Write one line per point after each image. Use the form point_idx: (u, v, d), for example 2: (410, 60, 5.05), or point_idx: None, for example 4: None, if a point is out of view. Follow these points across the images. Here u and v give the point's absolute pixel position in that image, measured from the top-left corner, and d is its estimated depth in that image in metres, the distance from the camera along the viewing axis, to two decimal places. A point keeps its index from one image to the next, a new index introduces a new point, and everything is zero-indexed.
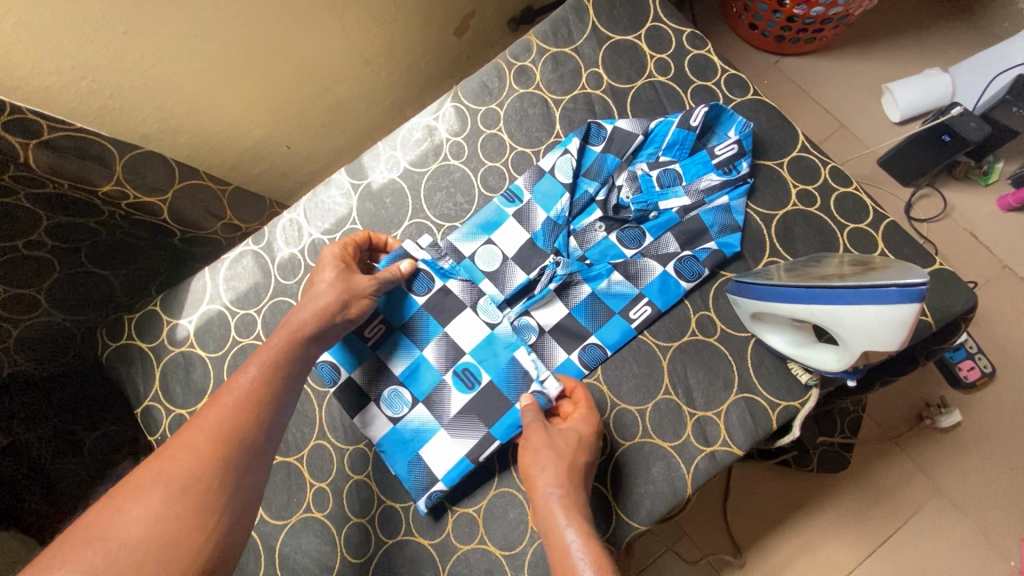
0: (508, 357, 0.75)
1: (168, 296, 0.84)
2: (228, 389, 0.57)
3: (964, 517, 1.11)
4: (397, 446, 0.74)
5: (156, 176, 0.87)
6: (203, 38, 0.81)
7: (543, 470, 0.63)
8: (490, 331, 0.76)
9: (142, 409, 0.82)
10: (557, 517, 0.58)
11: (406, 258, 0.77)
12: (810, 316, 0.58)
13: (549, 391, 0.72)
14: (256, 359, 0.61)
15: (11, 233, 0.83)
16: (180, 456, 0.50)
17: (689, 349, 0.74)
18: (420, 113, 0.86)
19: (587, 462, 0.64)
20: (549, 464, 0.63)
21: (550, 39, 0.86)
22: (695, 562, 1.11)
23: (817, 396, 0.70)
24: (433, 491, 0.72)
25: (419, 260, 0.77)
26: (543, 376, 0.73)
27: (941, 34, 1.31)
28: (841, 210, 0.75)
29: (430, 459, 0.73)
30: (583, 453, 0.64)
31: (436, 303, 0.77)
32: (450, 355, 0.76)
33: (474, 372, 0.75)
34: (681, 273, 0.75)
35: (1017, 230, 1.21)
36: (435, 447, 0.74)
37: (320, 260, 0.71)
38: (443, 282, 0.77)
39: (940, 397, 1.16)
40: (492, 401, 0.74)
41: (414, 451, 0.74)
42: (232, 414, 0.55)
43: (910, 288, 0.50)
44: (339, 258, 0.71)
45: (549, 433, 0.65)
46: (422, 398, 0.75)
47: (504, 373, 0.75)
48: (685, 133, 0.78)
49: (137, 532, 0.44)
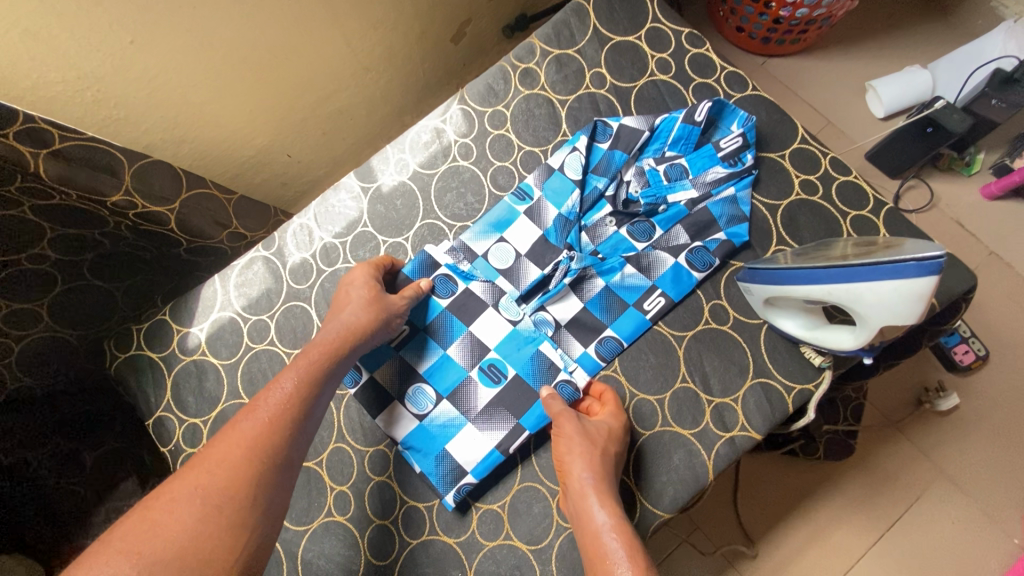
0: (533, 351, 0.76)
1: (178, 304, 0.83)
2: (263, 403, 0.60)
3: (968, 498, 1.14)
4: (425, 445, 0.75)
5: (164, 186, 0.85)
6: (206, 46, 0.82)
7: (577, 457, 0.64)
8: (514, 327, 0.77)
9: (154, 420, 0.81)
10: (591, 503, 0.61)
11: (431, 263, 0.79)
12: (827, 295, 0.59)
13: (576, 381, 0.74)
14: (290, 373, 0.63)
15: (13, 247, 0.79)
16: (218, 472, 0.53)
17: (704, 338, 0.75)
18: (427, 116, 0.87)
19: (617, 452, 0.67)
20: (582, 451, 0.65)
21: (553, 42, 0.88)
22: (709, 554, 1.12)
23: (831, 377, 0.72)
24: (462, 484, 0.72)
25: (441, 264, 0.79)
26: (571, 367, 0.75)
27: (920, 32, 1.36)
28: (842, 198, 0.78)
29: (458, 454, 0.74)
30: (613, 444, 0.67)
31: (460, 303, 0.78)
32: (475, 352, 0.77)
33: (499, 368, 0.76)
34: (692, 263, 0.76)
35: (1001, 217, 1.26)
36: (462, 442, 0.74)
37: (351, 279, 0.73)
38: (465, 284, 0.79)
39: (938, 380, 1.19)
40: (519, 396, 0.75)
41: (441, 447, 0.75)
42: (267, 428, 0.58)
43: (928, 262, 0.52)
44: (371, 278, 0.74)
45: (581, 425, 0.67)
46: (447, 394, 0.76)
47: (529, 366, 0.76)
48: (689, 128, 0.80)
49: (171, 549, 0.48)
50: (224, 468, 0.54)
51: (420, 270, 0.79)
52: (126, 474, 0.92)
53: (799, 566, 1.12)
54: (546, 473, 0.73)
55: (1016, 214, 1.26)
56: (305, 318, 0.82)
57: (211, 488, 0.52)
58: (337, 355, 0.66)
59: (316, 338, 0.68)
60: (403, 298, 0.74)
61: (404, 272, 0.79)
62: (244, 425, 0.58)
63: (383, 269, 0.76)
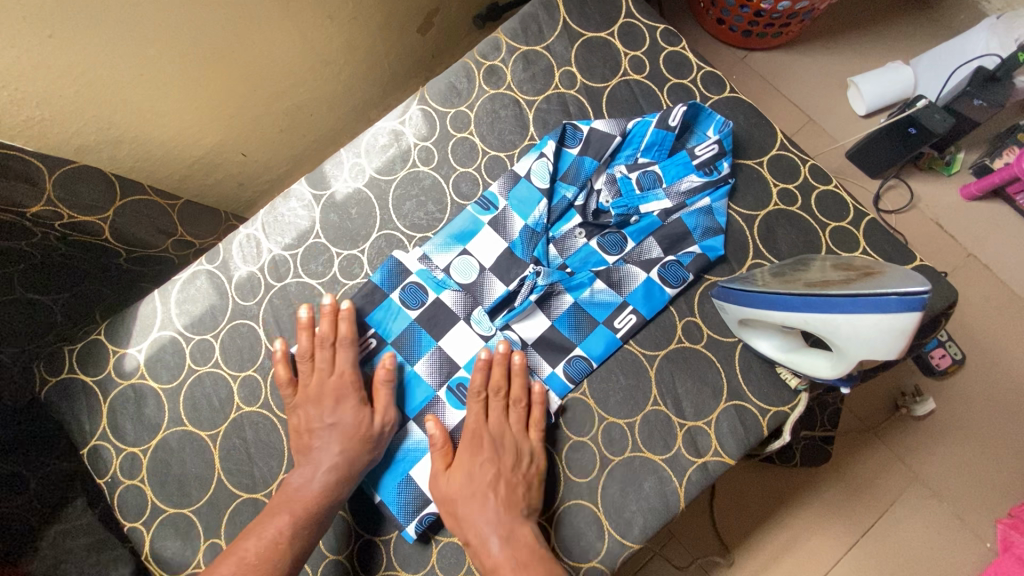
0: None
1: (115, 322, 0.77)
2: (253, 541, 0.60)
3: (941, 502, 1.14)
4: (386, 468, 0.70)
5: (93, 195, 0.78)
6: (142, 41, 0.75)
7: (467, 498, 0.64)
8: (487, 343, 0.73)
9: (89, 449, 0.74)
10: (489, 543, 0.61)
11: (400, 268, 0.74)
12: (803, 324, 0.55)
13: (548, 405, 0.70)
14: (287, 511, 0.62)
15: None
16: None
17: (676, 358, 0.71)
18: (384, 117, 0.81)
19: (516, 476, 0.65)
20: (472, 496, 0.64)
21: (520, 38, 0.82)
22: (684, 567, 1.11)
23: (807, 400, 0.69)
24: (425, 513, 0.68)
25: (412, 272, 0.74)
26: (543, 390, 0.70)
27: (902, 27, 1.32)
28: (821, 209, 0.74)
29: (422, 481, 0.70)
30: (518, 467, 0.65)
31: (430, 315, 0.73)
32: (443, 370, 0.72)
33: None
34: (665, 279, 0.72)
35: (980, 218, 1.24)
36: (427, 468, 0.70)
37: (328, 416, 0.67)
38: (436, 294, 0.74)
39: (914, 385, 1.18)
40: None
41: (404, 472, 0.70)
42: (311, 504, 0.63)
43: (911, 297, 0.48)
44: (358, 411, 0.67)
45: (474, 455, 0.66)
46: (415, 414, 0.71)
47: None
48: (663, 133, 0.75)
49: None
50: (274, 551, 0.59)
51: (389, 278, 0.74)
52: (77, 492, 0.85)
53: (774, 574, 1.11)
54: None
55: (995, 216, 1.24)
56: (253, 338, 0.76)
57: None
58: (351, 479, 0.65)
59: (297, 490, 0.63)
60: (386, 413, 0.68)
61: (371, 279, 0.74)
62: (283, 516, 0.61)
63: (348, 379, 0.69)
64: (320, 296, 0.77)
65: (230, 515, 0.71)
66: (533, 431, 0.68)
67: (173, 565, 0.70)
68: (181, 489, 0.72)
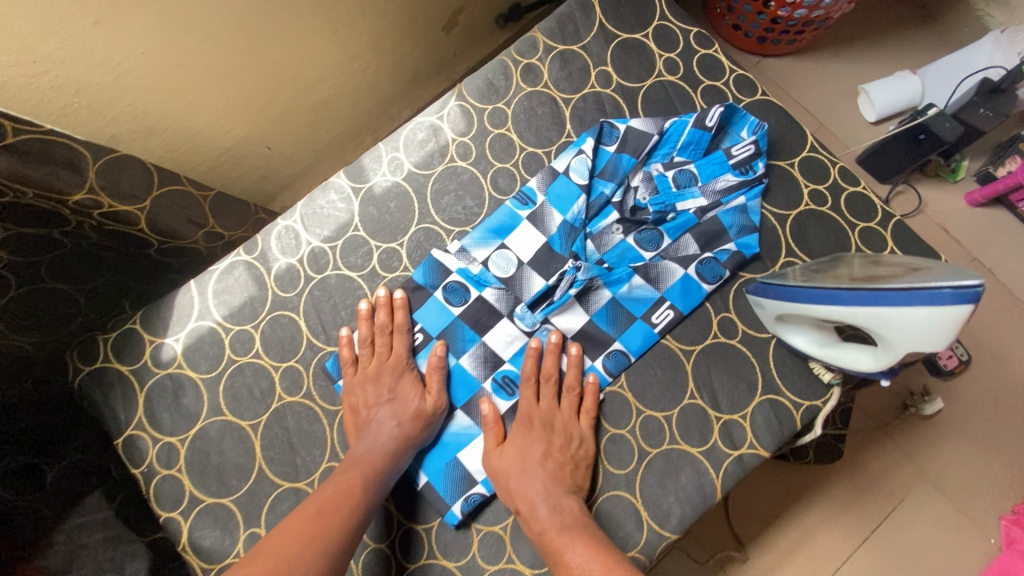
0: None
1: (150, 311, 0.77)
2: (324, 493, 0.62)
3: (948, 499, 1.17)
4: (434, 451, 0.72)
5: (133, 183, 0.78)
6: (180, 31, 0.76)
7: (518, 469, 0.66)
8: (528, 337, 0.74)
9: (124, 440, 0.74)
10: (537, 511, 0.63)
11: (441, 266, 0.75)
12: (850, 316, 0.57)
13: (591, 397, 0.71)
14: (358, 467, 0.64)
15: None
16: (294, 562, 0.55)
17: (712, 352, 0.73)
18: (422, 113, 0.82)
19: (564, 454, 0.67)
20: (522, 471, 0.66)
21: (557, 37, 0.83)
22: (703, 562, 1.12)
23: (839, 394, 0.71)
24: (472, 494, 0.70)
25: (452, 269, 0.75)
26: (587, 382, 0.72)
27: (911, 37, 1.36)
28: (851, 210, 0.77)
29: (470, 463, 0.72)
30: (568, 446, 0.68)
31: (472, 311, 0.74)
32: (487, 364, 0.74)
33: (513, 379, 0.74)
34: (702, 275, 0.74)
35: (985, 224, 1.28)
36: (475, 452, 0.72)
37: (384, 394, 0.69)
38: (478, 291, 0.75)
39: (922, 385, 1.21)
40: None
41: (453, 455, 0.72)
42: (380, 461, 0.65)
43: (965, 291, 0.50)
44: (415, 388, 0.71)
45: (528, 433, 0.69)
46: (461, 405, 0.73)
47: None
48: (699, 133, 0.78)
49: None
50: (348, 493, 0.62)
51: (430, 275, 0.75)
52: (93, 485, 0.70)
53: (789, 568, 1.13)
54: None
55: (1000, 222, 1.28)
56: (293, 329, 0.77)
57: (345, 518, 0.60)
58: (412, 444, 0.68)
59: (362, 453, 0.66)
60: (437, 392, 0.71)
61: (413, 277, 0.75)
62: (354, 468, 0.64)
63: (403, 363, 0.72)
64: (360, 288, 0.78)
65: (273, 504, 0.71)
66: (585, 418, 0.70)
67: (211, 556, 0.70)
68: (219, 479, 0.72)
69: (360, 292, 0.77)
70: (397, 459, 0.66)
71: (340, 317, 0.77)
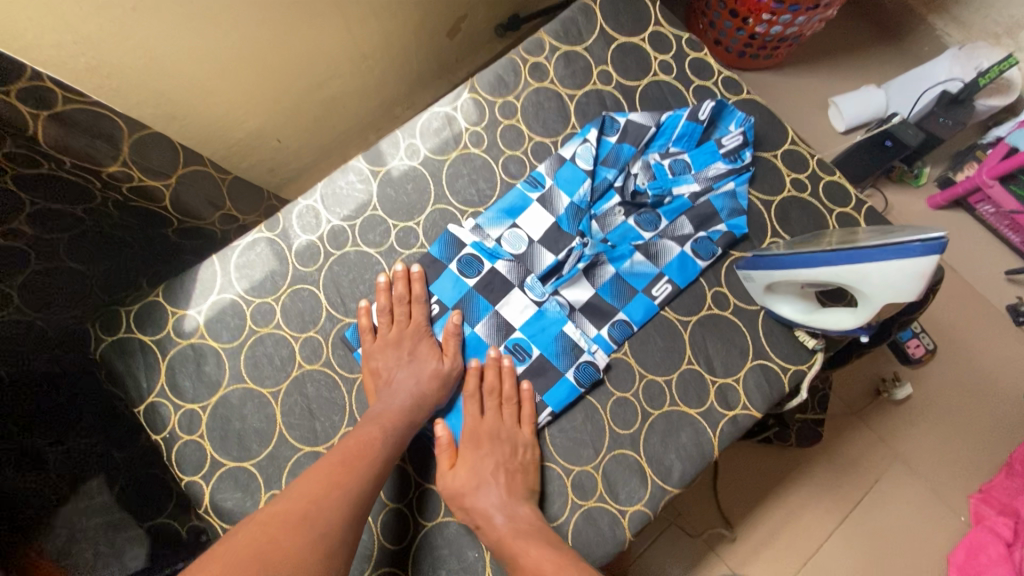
0: (556, 332, 0.78)
1: (174, 284, 0.80)
2: (344, 448, 0.65)
3: (920, 479, 1.25)
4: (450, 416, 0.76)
5: (162, 160, 0.80)
6: (211, 21, 0.80)
7: (474, 487, 0.68)
8: (539, 307, 0.79)
9: (146, 406, 0.77)
10: (495, 524, 0.66)
11: (456, 241, 0.81)
12: (833, 277, 0.64)
13: (597, 362, 0.76)
14: (375, 424, 0.68)
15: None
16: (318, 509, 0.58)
17: (707, 323, 0.79)
18: (438, 103, 0.88)
19: (512, 467, 0.70)
20: (474, 487, 0.68)
21: (561, 38, 0.91)
22: (695, 536, 1.18)
23: (822, 359, 0.78)
24: None
25: (467, 244, 0.81)
26: (593, 347, 0.77)
27: (875, 56, 1.49)
28: (828, 196, 0.85)
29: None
30: (515, 459, 0.71)
31: (486, 282, 0.80)
32: (500, 331, 0.78)
33: (524, 347, 0.78)
34: (697, 252, 0.81)
35: (946, 225, 1.39)
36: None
37: (407, 353, 0.74)
38: (491, 263, 0.80)
39: (893, 371, 1.30)
40: (540, 375, 0.77)
41: None
42: (397, 418, 0.69)
43: (932, 243, 0.58)
44: (431, 350, 0.75)
45: (473, 450, 0.71)
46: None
47: (552, 347, 0.78)
48: (693, 126, 0.85)
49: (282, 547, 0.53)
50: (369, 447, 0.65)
51: (446, 250, 0.80)
52: (95, 471, 0.72)
53: (775, 546, 1.18)
54: (560, 451, 0.74)
55: (958, 223, 1.39)
56: (313, 301, 0.80)
57: (367, 470, 0.63)
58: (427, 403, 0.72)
59: (381, 409, 0.69)
60: (454, 355, 0.75)
61: (430, 251, 0.80)
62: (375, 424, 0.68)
63: (424, 327, 0.77)
64: (378, 264, 0.82)
65: (292, 467, 0.75)
66: (527, 425, 0.74)
67: (234, 516, 0.73)
68: (241, 444, 0.75)
69: (378, 267, 0.82)
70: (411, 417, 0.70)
71: (358, 291, 0.81)
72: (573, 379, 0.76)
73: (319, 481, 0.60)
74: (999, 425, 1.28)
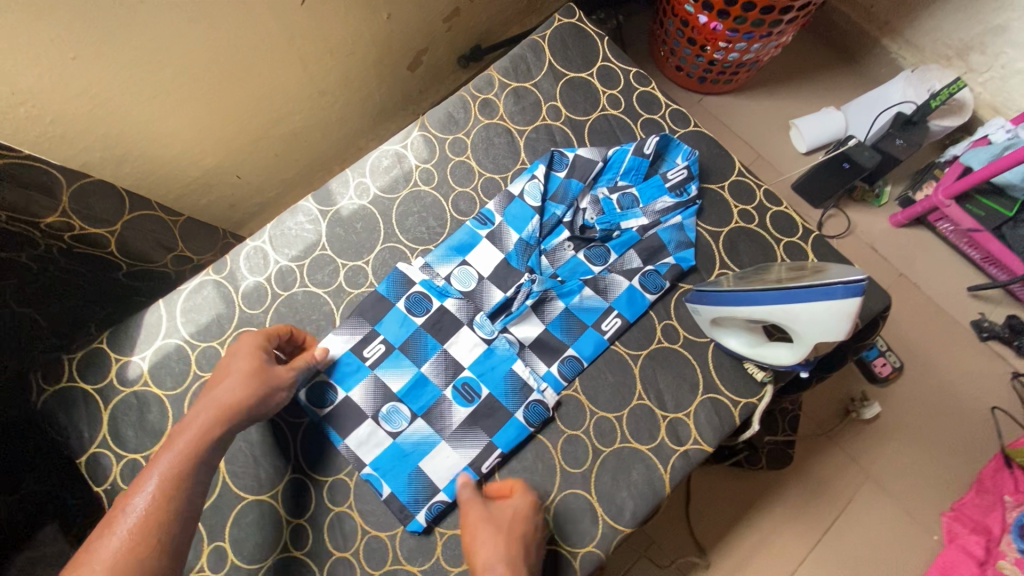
0: (506, 370, 0.78)
1: (118, 331, 0.79)
2: (133, 498, 0.54)
3: (893, 499, 1.24)
4: (396, 462, 0.74)
5: (104, 207, 0.80)
6: (157, 67, 0.81)
7: (482, 542, 0.62)
8: (488, 345, 0.79)
9: (87, 458, 0.75)
10: None
11: (404, 279, 0.80)
12: (767, 316, 0.65)
13: (547, 400, 0.76)
14: (167, 452, 0.58)
15: None
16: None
17: (658, 357, 0.79)
18: (388, 141, 0.88)
19: (529, 536, 0.64)
20: (504, 532, 0.62)
21: (510, 75, 0.92)
22: (666, 565, 1.16)
23: (772, 391, 0.78)
24: (434, 502, 0.73)
25: (416, 281, 0.81)
26: (543, 386, 0.77)
27: (834, 78, 1.52)
28: (775, 226, 0.86)
29: (431, 473, 0.74)
30: (524, 527, 0.64)
31: (435, 320, 0.79)
32: (448, 371, 0.78)
33: (473, 386, 0.77)
34: (646, 286, 0.81)
35: (908, 243, 1.41)
36: (436, 460, 0.75)
37: (235, 352, 0.68)
38: (440, 301, 0.80)
39: (861, 391, 1.30)
40: (490, 415, 0.76)
41: (414, 464, 0.74)
42: (197, 438, 0.60)
43: (854, 285, 0.59)
44: (260, 346, 0.69)
45: (486, 509, 0.66)
46: (422, 412, 0.76)
47: (502, 385, 0.77)
48: (639, 160, 0.86)
49: None
50: (173, 489, 0.55)
51: (393, 288, 0.80)
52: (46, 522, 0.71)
53: (748, 574, 1.17)
54: None
55: (920, 241, 1.41)
56: None
57: (175, 521, 0.54)
58: (236, 414, 0.63)
59: (183, 427, 0.61)
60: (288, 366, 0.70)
61: (378, 289, 0.80)
62: (174, 450, 0.58)
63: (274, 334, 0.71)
64: (326, 304, 0.81)
65: (236, 518, 0.71)
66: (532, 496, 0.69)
67: None
68: None
69: (326, 308, 0.81)
70: (217, 432, 0.61)
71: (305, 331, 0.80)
72: (523, 419, 0.76)
73: (110, 548, 0.50)
74: (969, 442, 1.28)
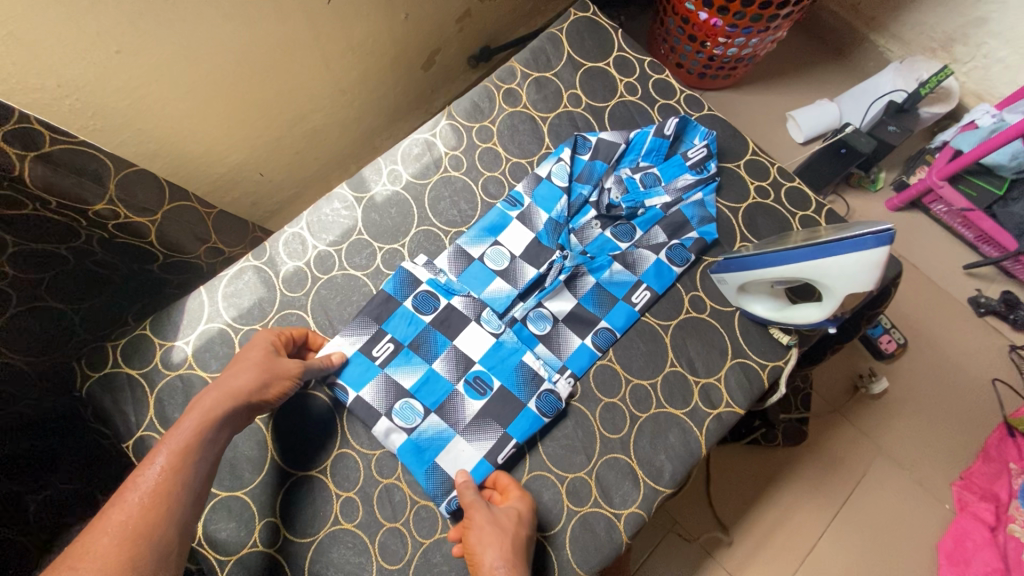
0: (516, 362, 0.79)
1: (160, 317, 0.80)
2: (144, 471, 0.54)
3: (904, 471, 1.28)
4: (411, 458, 0.74)
5: (147, 196, 0.82)
6: (193, 62, 0.83)
7: (488, 547, 0.60)
8: (497, 339, 0.80)
9: (134, 441, 0.76)
10: None
11: (410, 279, 0.82)
12: (799, 272, 0.69)
13: (559, 390, 0.78)
14: (182, 425, 0.59)
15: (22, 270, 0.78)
16: (117, 539, 0.49)
17: (687, 325, 0.83)
18: (417, 130, 0.91)
19: (527, 538, 0.65)
20: (503, 537, 0.62)
21: (532, 66, 0.96)
22: (692, 540, 1.19)
23: (797, 354, 0.81)
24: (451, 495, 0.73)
25: (421, 280, 0.82)
26: (554, 376, 0.79)
27: (826, 72, 1.59)
28: (790, 201, 0.90)
29: (448, 466, 0.75)
30: (519, 528, 0.64)
31: (442, 318, 0.81)
32: (458, 366, 0.79)
33: (484, 380, 0.79)
34: (672, 259, 0.85)
35: (904, 226, 1.47)
36: (451, 454, 0.75)
37: (250, 345, 0.70)
38: (446, 299, 0.82)
39: (868, 367, 1.34)
40: (500, 407, 0.77)
41: (431, 460, 0.75)
42: (207, 417, 0.60)
43: (882, 234, 0.63)
44: (271, 344, 0.70)
45: (491, 512, 0.65)
46: (435, 408, 0.77)
47: (513, 377, 0.79)
48: (660, 141, 0.91)
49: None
50: (183, 462, 0.56)
51: (400, 287, 0.82)
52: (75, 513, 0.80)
53: (771, 549, 1.20)
54: (554, 460, 0.76)
55: (916, 224, 1.47)
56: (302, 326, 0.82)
57: (187, 492, 0.55)
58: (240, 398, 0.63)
59: (194, 405, 0.61)
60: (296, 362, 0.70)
61: (385, 289, 0.81)
62: (185, 424, 0.59)
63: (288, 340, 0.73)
64: (365, 286, 0.84)
65: (289, 491, 0.73)
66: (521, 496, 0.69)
67: (228, 547, 0.71)
68: (233, 472, 0.73)
69: (365, 289, 0.84)
70: (223, 410, 0.61)
71: (345, 313, 0.83)
72: (537, 409, 0.77)
73: (121, 516, 0.51)
74: (973, 414, 1.33)
